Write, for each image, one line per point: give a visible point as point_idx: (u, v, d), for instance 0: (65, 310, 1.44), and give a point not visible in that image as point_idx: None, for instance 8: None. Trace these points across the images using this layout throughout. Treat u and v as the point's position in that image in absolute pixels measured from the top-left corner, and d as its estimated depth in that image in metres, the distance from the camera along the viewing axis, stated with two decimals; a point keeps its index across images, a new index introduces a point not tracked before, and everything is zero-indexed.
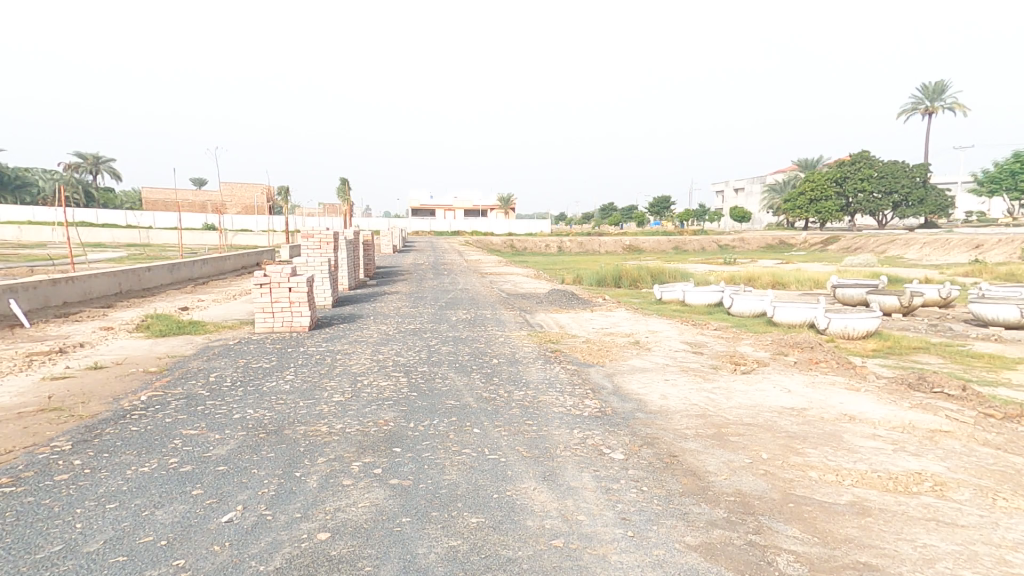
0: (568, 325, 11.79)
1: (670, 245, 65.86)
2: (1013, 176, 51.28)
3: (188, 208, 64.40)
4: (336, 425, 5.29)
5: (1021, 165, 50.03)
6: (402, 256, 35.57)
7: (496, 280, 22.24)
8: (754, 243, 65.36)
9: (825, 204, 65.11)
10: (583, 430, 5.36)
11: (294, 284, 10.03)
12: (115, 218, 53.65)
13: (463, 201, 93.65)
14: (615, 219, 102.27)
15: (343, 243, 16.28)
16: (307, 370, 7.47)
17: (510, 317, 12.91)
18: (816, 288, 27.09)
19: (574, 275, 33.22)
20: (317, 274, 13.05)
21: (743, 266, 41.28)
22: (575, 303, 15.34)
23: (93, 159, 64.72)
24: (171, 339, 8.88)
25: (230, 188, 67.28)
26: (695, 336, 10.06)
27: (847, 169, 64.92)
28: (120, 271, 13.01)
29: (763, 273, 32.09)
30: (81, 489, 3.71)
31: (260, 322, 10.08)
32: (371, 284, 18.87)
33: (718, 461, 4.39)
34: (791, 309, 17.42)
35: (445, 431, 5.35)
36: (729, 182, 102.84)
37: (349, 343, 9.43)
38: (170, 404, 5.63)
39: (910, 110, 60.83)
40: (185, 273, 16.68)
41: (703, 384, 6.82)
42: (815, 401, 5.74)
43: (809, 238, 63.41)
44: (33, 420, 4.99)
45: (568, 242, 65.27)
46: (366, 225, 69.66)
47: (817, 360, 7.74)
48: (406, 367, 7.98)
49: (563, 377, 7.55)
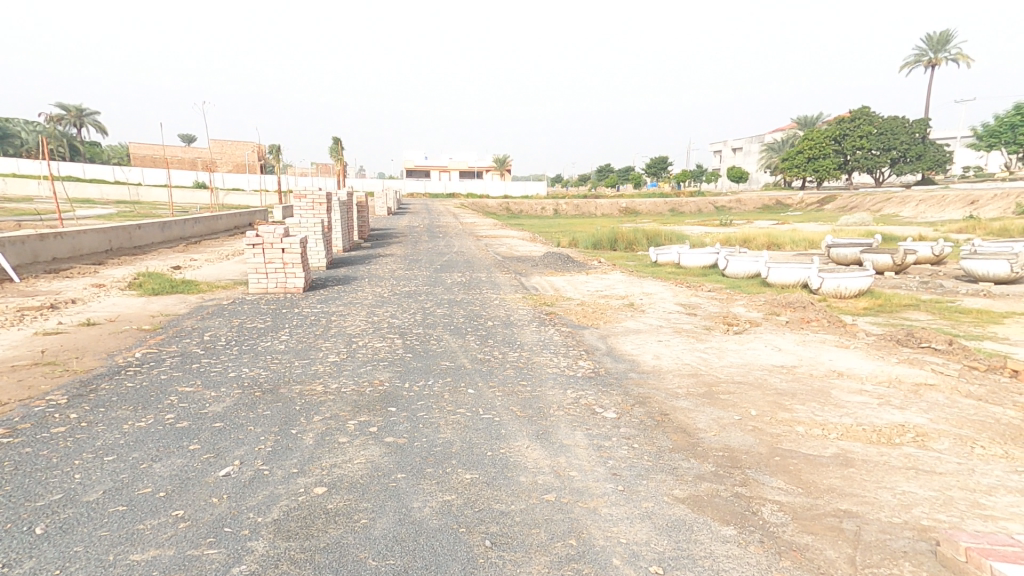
0: (563, 288, 11.80)
1: (667, 206, 65.34)
2: (1013, 129, 50.47)
3: (177, 165, 63.08)
4: (331, 385, 5.35)
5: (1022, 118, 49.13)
6: (397, 218, 35.25)
7: (492, 243, 22.12)
8: (751, 204, 64.93)
9: (824, 162, 64.22)
10: (576, 391, 5.44)
11: (287, 245, 9.92)
12: (102, 174, 52.55)
13: (458, 162, 92.08)
14: (612, 181, 100.92)
15: (336, 205, 16.04)
16: (302, 331, 7.49)
17: (505, 280, 12.89)
18: (811, 248, 27.07)
19: (571, 238, 33.06)
20: (311, 235, 12.91)
21: (739, 228, 41.12)
22: (570, 265, 15.31)
23: (76, 112, 62.81)
24: (165, 297, 8.84)
25: (220, 146, 65.81)
26: (689, 298, 10.10)
27: (846, 126, 63.73)
28: (110, 228, 12.82)
29: (759, 233, 31.95)
30: (79, 441, 3.75)
31: (254, 283, 10.03)
32: (365, 246, 18.73)
33: (708, 418, 4.48)
34: (785, 269, 17.47)
35: (439, 391, 5.42)
36: (728, 142, 101.10)
37: (344, 305, 9.43)
38: (165, 362, 5.66)
39: (914, 61, 59.20)
40: (176, 232, 16.47)
41: (696, 344, 6.89)
42: (805, 359, 5.81)
43: (807, 199, 62.94)
44: (28, 373, 5.00)
45: (564, 205, 64.63)
46: (359, 186, 68.53)
47: (809, 319, 7.80)
48: (401, 329, 8.01)
49: (558, 339, 7.61)
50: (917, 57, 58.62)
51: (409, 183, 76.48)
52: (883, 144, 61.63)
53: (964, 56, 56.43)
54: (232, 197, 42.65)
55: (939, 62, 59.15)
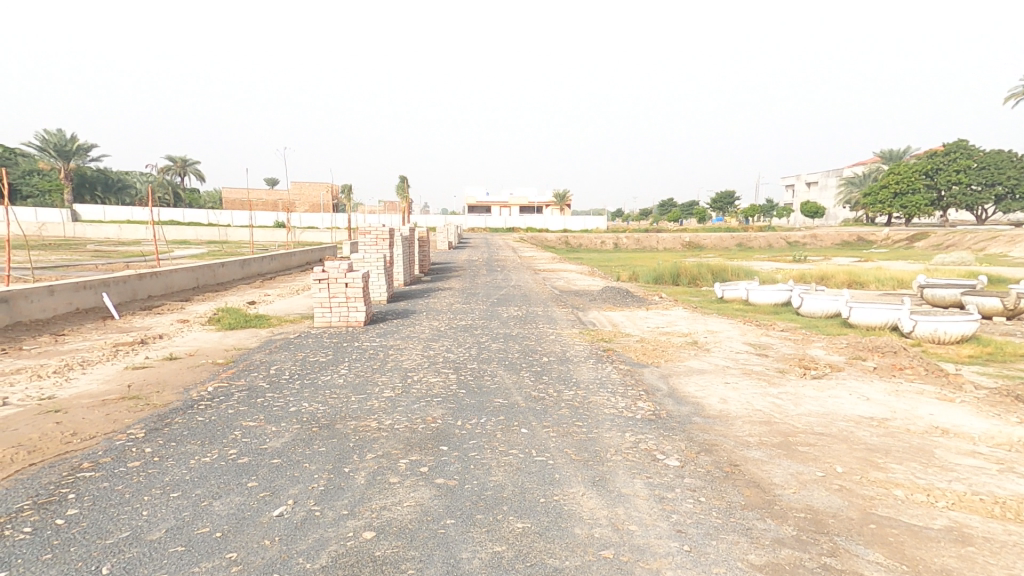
0: (621, 323, 11.47)
1: (733, 241, 62.93)
2: None
3: (261, 207, 68.72)
4: (385, 421, 5.38)
5: None
6: (459, 253, 36.23)
7: (550, 277, 22.09)
8: (827, 239, 61.28)
9: (912, 198, 59.48)
10: (635, 433, 5.12)
11: (351, 280, 10.36)
12: (198, 217, 58.12)
13: (519, 197, 94.02)
14: (674, 215, 99.22)
15: (398, 240, 16.66)
16: (361, 365, 7.68)
17: (561, 315, 12.72)
18: (900, 288, 25.02)
19: (630, 272, 32.48)
20: (373, 269, 13.43)
21: (816, 264, 38.89)
22: (630, 300, 14.93)
23: (181, 163, 70.29)
24: (239, 331, 9.42)
25: (299, 188, 71.27)
26: (759, 337, 9.47)
27: (940, 160, 60.08)
28: (197, 267, 13.98)
29: (838, 271, 29.93)
30: (149, 476, 3.94)
31: (319, 316, 10.47)
32: (425, 280, 19.27)
33: (785, 472, 4.03)
34: (870, 310, 16.13)
35: (492, 430, 5.30)
36: (800, 175, 96.91)
37: (402, 339, 9.62)
38: (233, 395, 5.94)
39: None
40: (254, 269, 17.71)
41: (768, 388, 6.35)
42: (899, 411, 5.17)
43: (892, 235, 58.59)
44: (114, 407, 5.39)
45: (624, 239, 63.87)
46: (423, 223, 71.43)
47: (901, 367, 7.04)
48: (457, 364, 8.01)
49: (615, 377, 7.30)
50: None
51: (471, 220, 78.85)
52: (984, 179, 56.95)
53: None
54: (308, 235, 45.67)
55: None
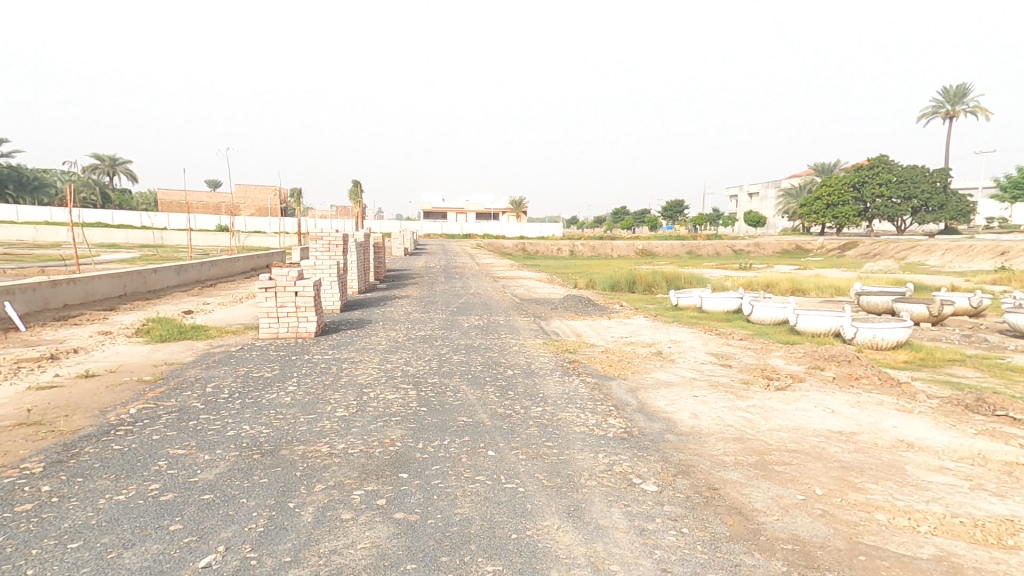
0: (585, 333, 11.30)
1: (683, 249, 64.92)
2: None
3: (202, 209, 65.15)
4: (337, 446, 4.90)
5: None
6: (414, 258, 35.44)
7: (510, 284, 21.86)
8: (770, 249, 64.32)
9: (842, 208, 63.91)
10: (608, 454, 4.86)
11: (300, 288, 9.71)
12: (130, 219, 54.35)
13: (474, 204, 93.67)
14: (627, 224, 101.77)
15: (353, 246, 15.94)
16: (311, 382, 7.10)
17: (524, 324, 12.46)
18: (838, 295, 26.36)
19: (587, 280, 32.74)
20: (326, 276, 12.73)
21: (761, 272, 40.66)
22: (592, 309, 14.86)
23: (110, 162, 65.83)
24: (171, 345, 8.59)
25: (244, 190, 68.18)
26: (721, 347, 9.52)
27: (864, 173, 64.04)
28: (125, 273, 12.83)
29: (782, 278, 31.28)
30: (43, 523, 3.33)
31: (265, 327, 9.73)
32: (381, 288, 18.57)
33: (765, 496, 3.87)
34: (815, 317, 16.81)
35: (457, 453, 4.92)
36: (743, 187, 101.66)
37: (356, 351, 9.05)
38: (160, 418, 5.28)
39: (930, 112, 59.74)
40: (192, 276, 16.49)
41: (736, 402, 6.27)
42: (866, 424, 5.16)
43: (827, 245, 62.21)
44: (8, 437, 4.65)
45: (579, 246, 64.77)
46: (378, 227, 69.79)
47: (858, 376, 7.15)
48: (416, 379, 7.54)
49: (583, 391, 7.06)
50: (933, 109, 59.15)
51: (427, 225, 77.86)
52: (902, 192, 61.11)
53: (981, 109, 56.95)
54: (253, 239, 43.57)
55: (956, 114, 59.52)
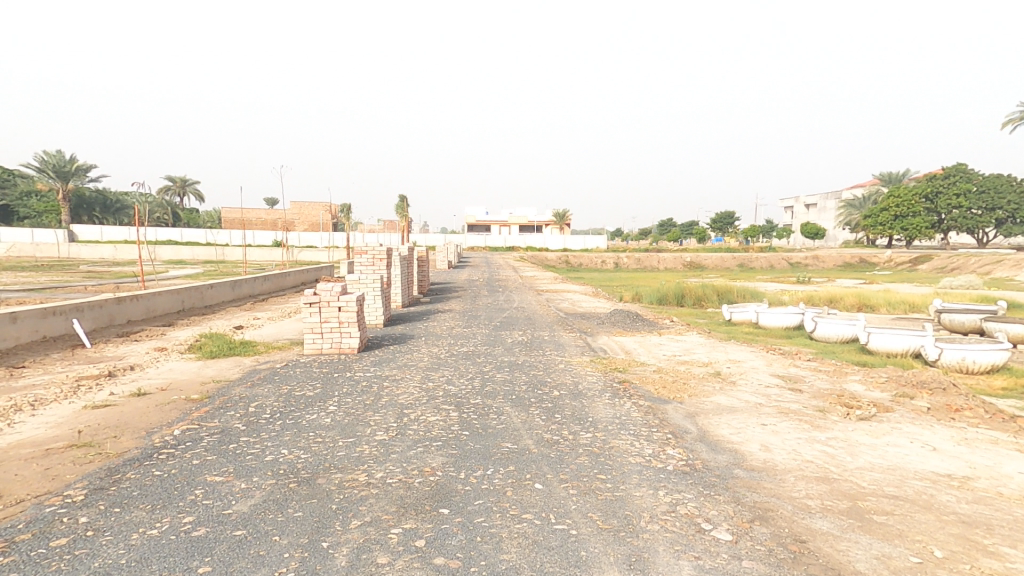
0: (635, 350, 10.71)
1: (734, 261, 62.44)
2: None
3: (259, 226, 68.44)
4: (375, 475, 4.62)
5: None
6: (457, 272, 35.66)
7: (553, 298, 21.46)
8: (829, 261, 60.88)
9: (912, 220, 59.30)
10: (670, 492, 4.33)
11: (344, 303, 9.67)
12: (196, 236, 57.73)
13: (517, 217, 93.95)
14: (674, 236, 99.60)
15: (396, 259, 15.96)
16: (351, 401, 6.91)
17: (569, 340, 11.99)
18: (911, 312, 24.41)
19: (633, 293, 31.84)
20: (369, 291, 12.74)
21: (821, 286, 38.39)
22: (640, 324, 14.22)
23: (181, 183, 70.38)
24: (221, 361, 8.69)
25: (298, 207, 71.13)
26: (787, 369, 8.72)
27: (940, 183, 59.64)
28: (183, 289, 13.29)
29: (846, 293, 29.33)
30: (74, 562, 3.17)
31: (309, 343, 9.73)
32: (424, 301, 18.56)
33: (869, 557, 3.25)
34: (890, 336, 15.50)
35: (501, 486, 4.53)
36: (798, 197, 97.20)
37: (398, 368, 8.87)
38: (202, 440, 5.17)
39: (1018, 119, 55.13)
40: (245, 291, 17.01)
41: (813, 432, 5.57)
42: (980, 467, 4.39)
43: (894, 257, 58.32)
44: (58, 459, 4.63)
45: (625, 258, 63.54)
46: (423, 242, 71.21)
47: (957, 409, 6.27)
48: (458, 399, 7.23)
49: (636, 416, 6.51)
50: (1021, 114, 54.55)
51: (471, 239, 78.72)
52: (985, 203, 57.00)
53: None
54: (305, 254, 45.21)
55: None
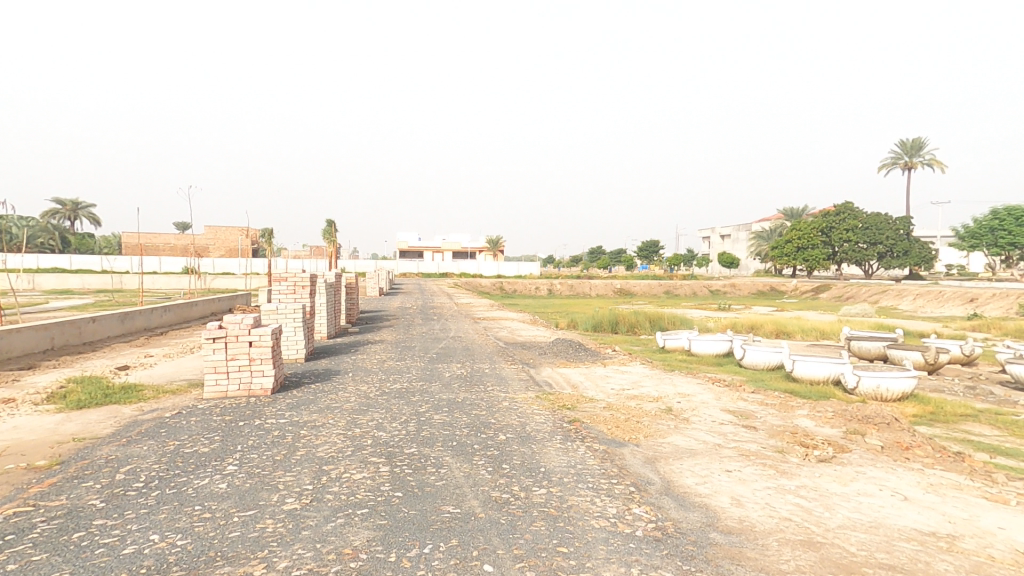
0: (581, 384, 10.17)
1: (660, 290, 65.13)
2: (993, 232, 58.80)
3: (168, 251, 62.82)
4: (277, 568, 3.61)
5: (999, 223, 58.14)
6: (389, 299, 34.10)
7: (491, 326, 20.77)
8: (745, 290, 65.13)
9: (812, 252, 65.50)
10: (642, 570, 3.67)
11: (256, 337, 8.41)
12: (89, 262, 51.83)
13: (451, 244, 93.22)
14: (604, 263, 103.14)
15: (321, 286, 14.61)
16: (257, 457, 5.73)
17: (511, 373, 11.25)
18: (823, 338, 26.14)
19: (569, 320, 31.88)
20: (289, 322, 11.39)
21: (742, 313, 40.56)
22: (583, 354, 13.81)
23: (71, 206, 63.26)
24: (89, 413, 7.19)
25: (213, 231, 66.01)
26: (736, 403, 8.48)
27: (832, 220, 66.04)
28: (53, 323, 11.30)
29: (766, 320, 31.01)
30: None
31: (210, 385, 8.31)
32: (352, 331, 17.19)
33: None
34: (813, 363, 16.19)
35: (442, 572, 3.66)
36: (714, 229, 104.32)
37: (320, 412, 7.69)
38: (33, 531, 4.02)
39: (890, 163, 62.97)
40: (138, 323, 14.88)
41: (780, 480, 5.17)
42: (960, 522, 4.10)
43: (800, 286, 63.49)
44: None
45: (557, 285, 64.46)
46: (353, 267, 68.36)
47: (907, 446, 6.17)
48: (390, 450, 6.22)
49: (593, 464, 5.84)
50: (891, 159, 62.40)
51: (404, 265, 76.79)
52: (868, 238, 63.66)
53: (938, 161, 60.67)
54: (219, 281, 41.73)
55: (915, 165, 63.10)
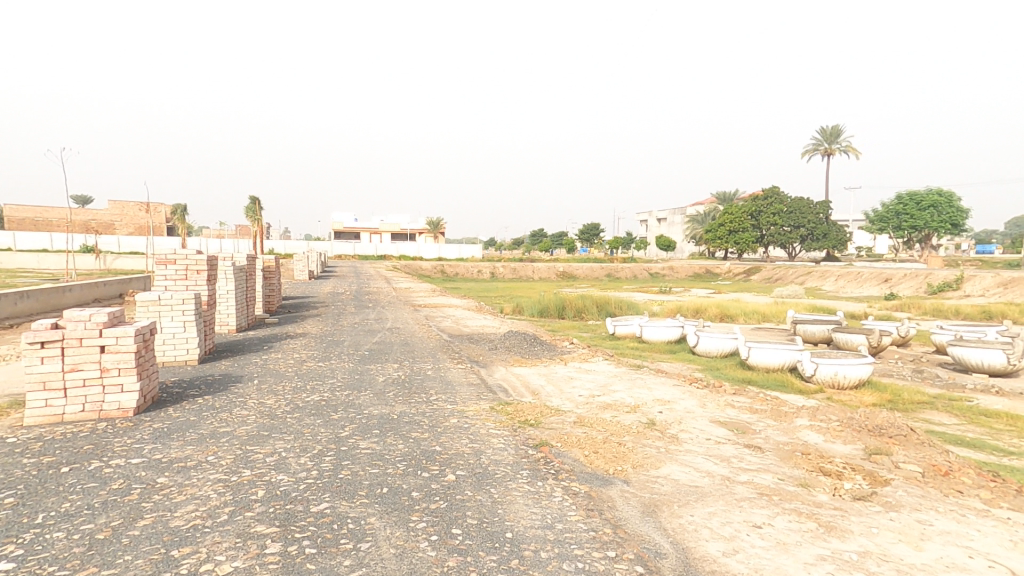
0: (542, 390, 8.70)
1: (602, 272, 65.41)
2: (898, 216, 63.31)
3: (63, 228, 55.68)
4: None
5: (904, 207, 62.40)
6: (320, 283, 31.26)
7: (432, 314, 18.93)
8: (683, 272, 66.81)
9: (743, 235, 68.18)
10: None
11: (111, 340, 6.03)
12: None
13: (389, 224, 89.02)
14: (545, 246, 103.15)
15: (226, 271, 12.14)
16: (65, 540, 3.65)
17: (458, 376, 9.49)
18: (764, 321, 26.43)
19: (514, 304, 30.54)
20: (174, 315, 8.90)
21: (682, 296, 41.11)
22: (538, 349, 12.28)
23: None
24: None
25: (118, 207, 58.61)
26: (725, 412, 7.28)
27: (760, 203, 68.78)
28: None
29: (710, 303, 31.09)
30: None
31: (36, 407, 5.85)
32: (270, 322, 14.76)
33: None
34: (768, 351, 15.65)
35: None
36: (652, 211, 106.56)
37: (199, 442, 5.61)
38: None
39: (811, 149, 66.52)
40: None
41: (832, 543, 3.81)
42: None
43: (733, 269, 65.88)
44: None
45: (500, 267, 63.09)
46: (280, 248, 63.45)
47: (947, 469, 5.07)
48: (289, 509, 4.30)
49: (576, 522, 4.26)
50: (813, 146, 65.66)
51: (338, 245, 72.54)
52: (793, 222, 66.94)
53: (854, 148, 64.32)
54: (122, 262, 36.58)
55: (833, 151, 66.81)
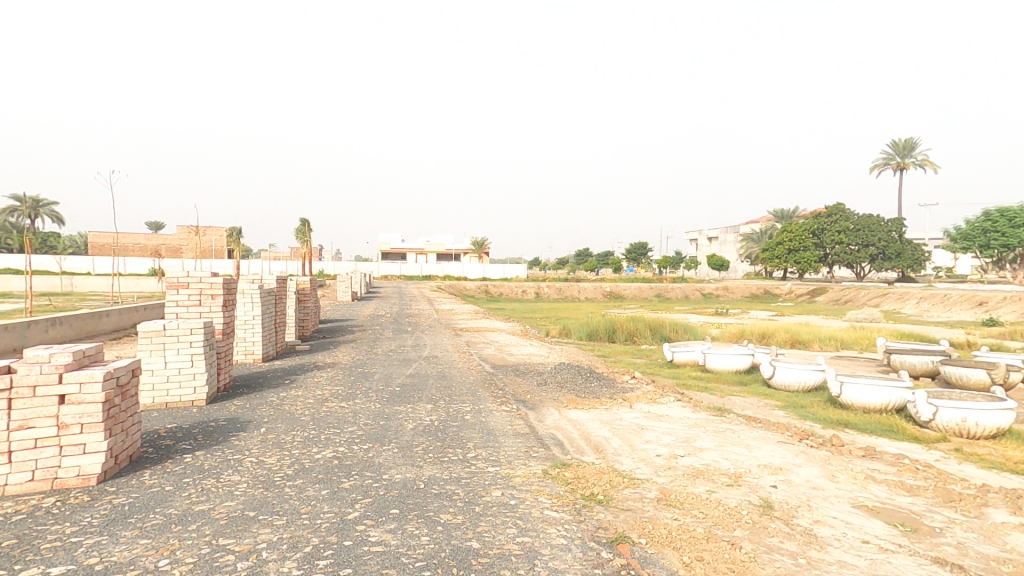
0: (607, 444, 6.90)
1: (651, 291, 62.70)
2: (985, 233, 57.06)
3: (136, 253, 59.36)
4: None
5: (993, 224, 56.18)
6: (364, 305, 30.71)
7: (473, 340, 17.42)
8: (739, 292, 62.94)
9: (803, 254, 63.69)
10: None
11: (71, 388, 4.86)
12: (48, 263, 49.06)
13: (434, 244, 89.55)
14: (592, 266, 100.97)
15: (251, 295, 11.14)
16: None
17: (501, 423, 7.80)
18: (845, 349, 23.36)
19: (561, 326, 28.74)
20: (178, 347, 7.80)
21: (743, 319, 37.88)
22: (596, 386, 10.45)
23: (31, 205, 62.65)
24: None
25: (185, 232, 61.94)
26: (872, 492, 5.25)
27: (823, 220, 64.31)
28: None
29: (778, 326, 28.16)
30: None
31: None
32: (302, 350, 13.70)
33: None
34: (867, 387, 13.06)
35: None
36: (703, 231, 102.43)
37: (156, 533, 4.18)
38: None
39: (881, 162, 61.60)
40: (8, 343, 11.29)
41: None
42: None
43: (795, 289, 61.38)
44: None
45: (545, 287, 61.56)
46: (329, 270, 64.71)
47: None
48: None
49: None
50: (883, 159, 60.82)
51: (384, 267, 73.36)
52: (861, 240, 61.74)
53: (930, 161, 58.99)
54: None
55: (906, 165, 61.58)
